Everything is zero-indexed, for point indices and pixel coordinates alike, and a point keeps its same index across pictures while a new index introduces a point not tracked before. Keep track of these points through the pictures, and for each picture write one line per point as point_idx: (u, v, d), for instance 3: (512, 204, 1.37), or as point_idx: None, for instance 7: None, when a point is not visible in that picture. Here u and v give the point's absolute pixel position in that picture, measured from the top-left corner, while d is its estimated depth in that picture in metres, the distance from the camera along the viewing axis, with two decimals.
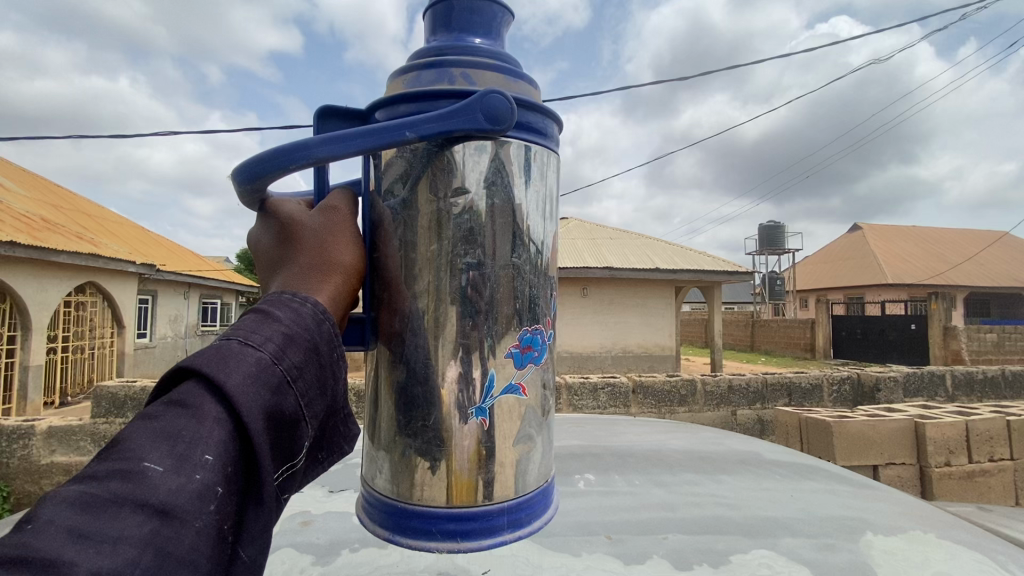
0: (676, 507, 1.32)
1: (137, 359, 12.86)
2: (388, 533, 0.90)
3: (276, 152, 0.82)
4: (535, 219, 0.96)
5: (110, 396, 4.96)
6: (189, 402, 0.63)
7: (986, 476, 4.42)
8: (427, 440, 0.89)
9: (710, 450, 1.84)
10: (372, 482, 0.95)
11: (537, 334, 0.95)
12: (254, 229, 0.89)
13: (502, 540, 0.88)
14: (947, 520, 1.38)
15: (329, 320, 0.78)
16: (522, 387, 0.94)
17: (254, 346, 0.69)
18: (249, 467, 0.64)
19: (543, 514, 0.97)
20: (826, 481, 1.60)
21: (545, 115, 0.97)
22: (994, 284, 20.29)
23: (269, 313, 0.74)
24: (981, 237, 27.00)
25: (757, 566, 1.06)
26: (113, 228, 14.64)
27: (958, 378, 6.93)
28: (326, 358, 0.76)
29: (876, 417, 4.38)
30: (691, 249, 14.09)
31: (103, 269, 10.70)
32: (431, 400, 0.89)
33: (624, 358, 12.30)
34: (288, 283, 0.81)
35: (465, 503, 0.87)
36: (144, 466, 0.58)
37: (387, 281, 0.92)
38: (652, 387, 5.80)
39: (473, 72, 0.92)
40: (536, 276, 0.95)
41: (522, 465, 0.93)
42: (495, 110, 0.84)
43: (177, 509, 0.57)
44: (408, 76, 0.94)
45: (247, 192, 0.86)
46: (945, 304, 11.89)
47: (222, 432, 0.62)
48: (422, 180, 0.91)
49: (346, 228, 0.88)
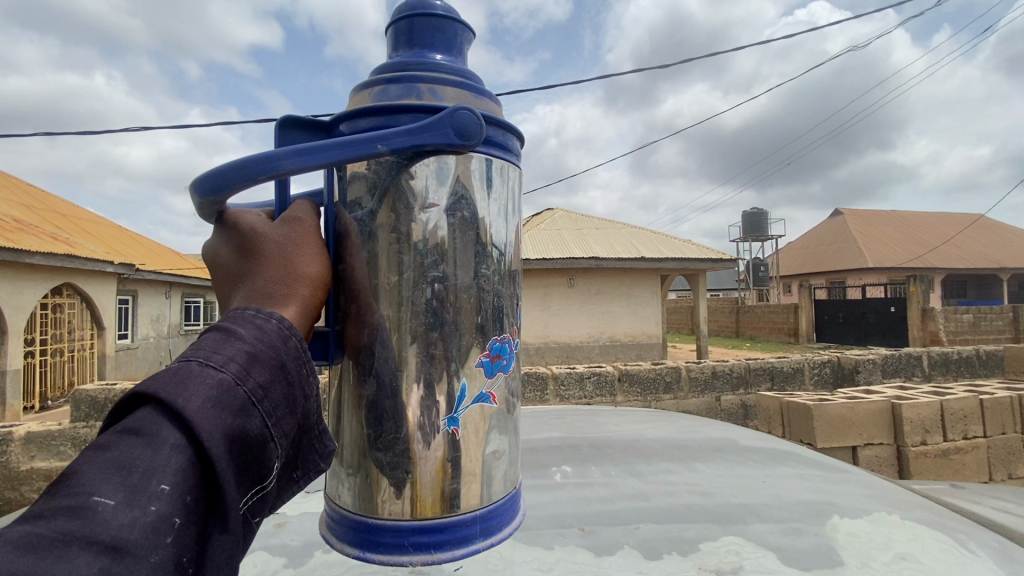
0: (650, 496, 1.34)
1: (119, 361, 12.63)
2: (356, 550, 0.89)
3: (239, 165, 0.80)
4: (499, 234, 0.96)
5: (89, 399, 4.85)
6: (145, 430, 0.62)
7: (961, 454, 4.55)
8: (397, 454, 0.88)
9: (686, 439, 1.86)
10: (337, 499, 0.94)
11: (505, 343, 0.96)
12: (211, 240, 0.86)
13: (475, 549, 0.89)
14: (913, 501, 1.41)
15: (296, 337, 0.77)
16: (492, 396, 0.94)
17: (216, 367, 0.68)
18: (212, 493, 0.63)
19: (512, 521, 0.98)
20: (798, 466, 1.63)
21: (509, 131, 0.97)
22: (969, 267, 20.76)
23: (232, 331, 0.73)
24: (957, 220, 27.59)
25: (725, 553, 1.08)
26: (89, 227, 14.29)
27: (934, 359, 7.11)
28: (294, 375, 0.75)
29: (854, 399, 4.48)
30: (675, 239, 14.19)
31: (79, 270, 10.45)
32: (398, 415, 0.89)
33: (611, 347, 12.38)
34: (251, 300, 0.79)
35: (435, 515, 0.87)
36: (93, 500, 0.57)
37: (353, 293, 0.90)
38: (638, 374, 5.86)
39: (440, 88, 0.91)
40: (501, 287, 0.96)
41: (490, 471, 0.94)
42: (464, 126, 0.84)
43: (129, 545, 0.55)
44: (373, 90, 0.92)
45: (206, 204, 0.83)
46: (923, 286, 12.17)
47: (181, 460, 0.61)
48: (390, 193, 0.90)
49: (310, 239, 0.87)
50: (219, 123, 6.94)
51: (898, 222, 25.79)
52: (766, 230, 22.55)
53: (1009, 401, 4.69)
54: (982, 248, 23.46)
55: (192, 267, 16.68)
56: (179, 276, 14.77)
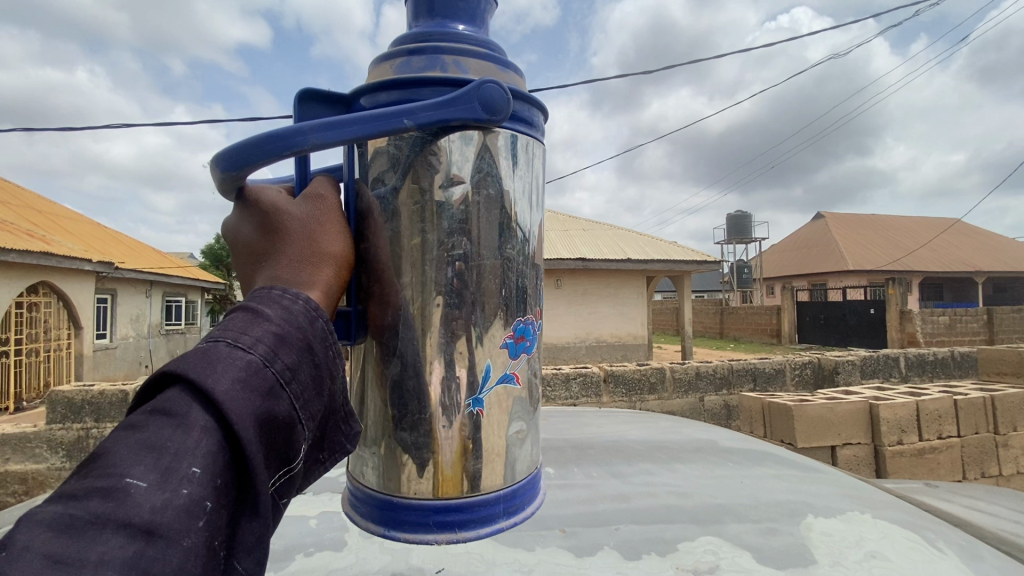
0: (630, 497, 1.36)
1: (97, 361, 12.36)
2: (380, 528, 0.90)
3: (262, 139, 0.78)
4: (525, 214, 0.96)
5: (66, 400, 4.72)
6: (175, 411, 0.61)
7: (935, 453, 4.66)
8: (419, 434, 0.88)
9: (667, 440, 1.88)
10: (361, 477, 0.94)
11: (528, 325, 0.96)
12: (231, 218, 0.85)
13: (499, 527, 0.89)
14: (885, 500, 1.46)
15: (321, 317, 0.76)
16: (515, 377, 0.94)
17: (244, 348, 0.67)
18: (242, 476, 0.62)
19: (532, 503, 0.98)
20: (776, 466, 1.66)
21: (533, 105, 0.97)
22: (946, 271, 21.27)
23: (258, 311, 0.72)
24: (934, 224, 28.32)
25: (702, 553, 1.10)
26: (66, 224, 13.94)
27: (911, 360, 7.28)
28: (321, 357, 0.74)
29: (834, 399, 4.57)
30: (660, 240, 14.31)
31: (55, 268, 10.22)
32: (421, 395, 0.89)
33: (597, 348, 12.45)
34: (277, 278, 0.78)
35: (456, 495, 0.87)
36: (126, 482, 0.56)
37: (376, 272, 0.90)
38: (623, 376, 5.90)
39: (464, 59, 0.90)
40: (525, 266, 0.95)
41: (511, 454, 0.93)
42: (491, 100, 0.84)
43: (163, 527, 0.55)
44: (396, 61, 0.91)
45: (227, 179, 0.81)
46: (902, 288, 12.45)
47: (211, 442, 0.60)
48: (414, 169, 0.90)
49: (332, 216, 0.85)
50: (204, 120, 6.89)
51: (878, 226, 26.33)
52: (751, 233, 22.87)
53: (982, 401, 4.83)
54: (958, 251, 24.07)
55: (174, 266, 16.40)
56: (160, 276, 14.50)
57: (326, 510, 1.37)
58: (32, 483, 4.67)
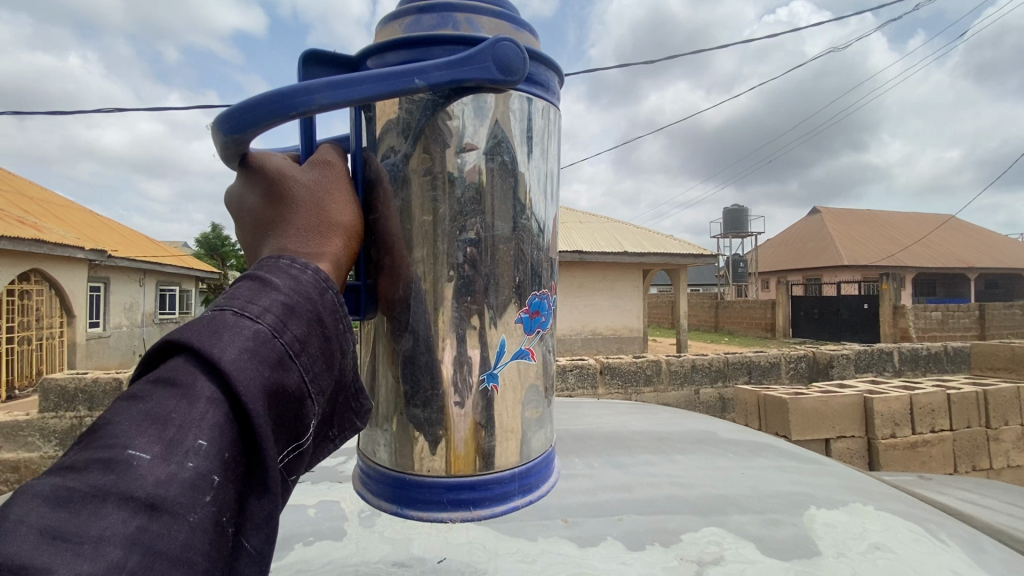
0: (632, 487, 1.35)
1: (91, 350, 12.28)
2: (392, 506, 0.88)
3: (265, 101, 0.74)
4: (540, 188, 0.95)
5: (59, 388, 4.67)
6: (179, 381, 0.59)
7: (927, 446, 4.71)
8: (432, 411, 0.87)
9: (667, 431, 1.88)
10: (372, 455, 0.93)
11: (544, 299, 0.95)
12: (235, 186, 0.82)
13: (515, 505, 0.88)
14: (884, 491, 1.46)
15: (332, 288, 0.74)
16: (531, 352, 0.93)
17: (252, 317, 0.65)
18: (250, 449, 0.60)
19: (547, 482, 0.97)
20: (776, 457, 1.66)
21: (548, 67, 0.94)
22: (939, 267, 21.41)
23: (266, 280, 0.70)
24: (928, 219, 28.46)
25: (706, 543, 1.10)
26: (57, 211, 13.76)
27: (905, 355, 7.33)
28: (331, 329, 0.72)
29: (829, 392, 4.59)
30: (657, 233, 14.30)
31: (47, 256, 10.11)
32: (433, 370, 0.87)
33: (593, 340, 12.48)
34: (285, 248, 0.76)
35: (471, 472, 0.86)
36: (129, 453, 0.54)
37: (387, 245, 0.88)
38: (619, 368, 5.90)
39: (477, 17, 0.87)
40: (539, 241, 0.93)
41: (527, 432, 0.92)
42: (506, 60, 0.79)
43: (167, 503, 0.53)
44: (405, 21, 0.89)
45: (229, 145, 0.78)
46: (896, 284, 12.53)
47: (218, 413, 0.58)
48: (425, 135, 0.87)
49: (340, 185, 0.83)
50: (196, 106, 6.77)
51: (873, 222, 26.40)
52: (747, 227, 22.91)
53: (975, 395, 4.87)
54: (952, 247, 24.20)
55: (167, 255, 16.25)
56: (154, 264, 14.39)
57: (325, 499, 1.36)
58: (24, 471, 4.65)
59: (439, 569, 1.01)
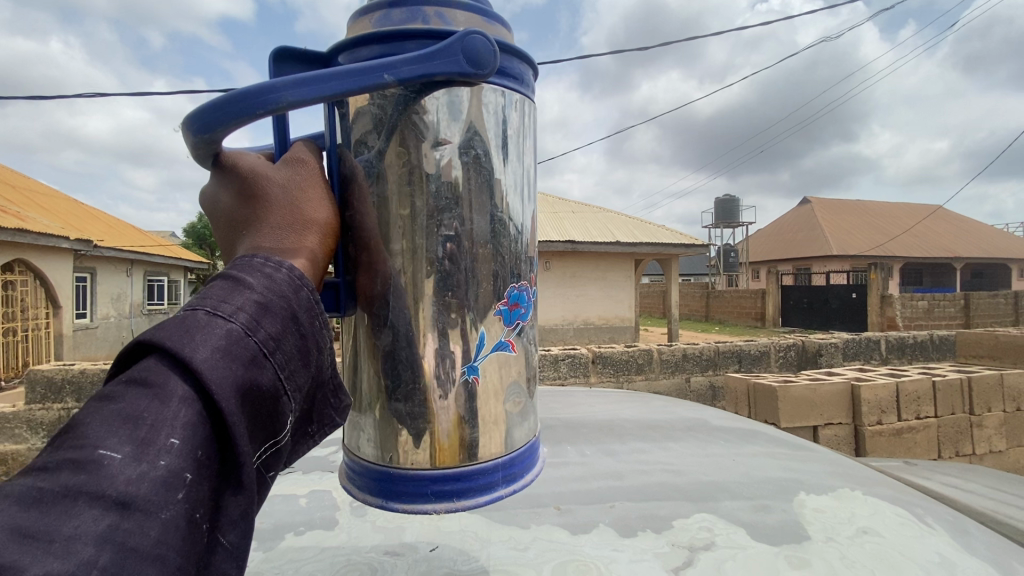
0: (623, 475, 1.36)
1: (78, 341, 12.14)
2: (377, 499, 0.87)
3: (234, 98, 0.73)
4: (516, 182, 0.93)
5: (45, 380, 4.61)
6: (151, 381, 0.58)
7: (913, 433, 4.79)
8: (414, 405, 0.86)
9: (658, 419, 1.89)
10: (356, 450, 0.91)
11: (522, 292, 0.94)
12: (208, 186, 0.80)
13: (499, 494, 0.87)
14: (872, 477, 1.48)
15: (307, 287, 0.72)
16: (511, 344, 0.92)
17: (224, 316, 0.63)
18: (224, 446, 0.59)
19: (532, 471, 0.97)
20: (767, 444, 1.68)
21: (523, 61, 0.92)
22: (927, 256, 21.68)
23: (239, 279, 0.68)
24: (916, 210, 28.77)
25: (697, 529, 1.11)
26: (40, 200, 13.50)
27: (891, 343, 7.44)
28: (307, 328, 0.71)
29: (817, 380, 4.65)
30: (649, 223, 14.33)
31: (31, 246, 9.94)
32: (414, 364, 0.86)
33: (585, 330, 12.53)
34: (259, 246, 0.74)
35: (455, 463, 0.85)
36: (100, 454, 0.53)
37: (364, 242, 0.86)
38: (611, 357, 5.93)
39: (448, 11, 0.85)
40: (516, 235, 0.92)
41: (510, 424, 0.92)
42: (476, 52, 0.77)
43: (139, 500, 0.52)
44: (375, 15, 0.86)
45: (201, 144, 0.76)
46: (884, 273, 12.69)
47: (191, 412, 0.57)
48: (399, 131, 0.85)
49: (315, 182, 0.81)
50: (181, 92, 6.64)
51: (861, 212, 26.62)
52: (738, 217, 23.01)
53: (959, 382, 4.96)
54: (939, 238, 24.49)
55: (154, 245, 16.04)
56: (142, 254, 14.21)
57: (316, 489, 1.35)
58: (12, 463, 4.60)
59: (432, 557, 1.01)
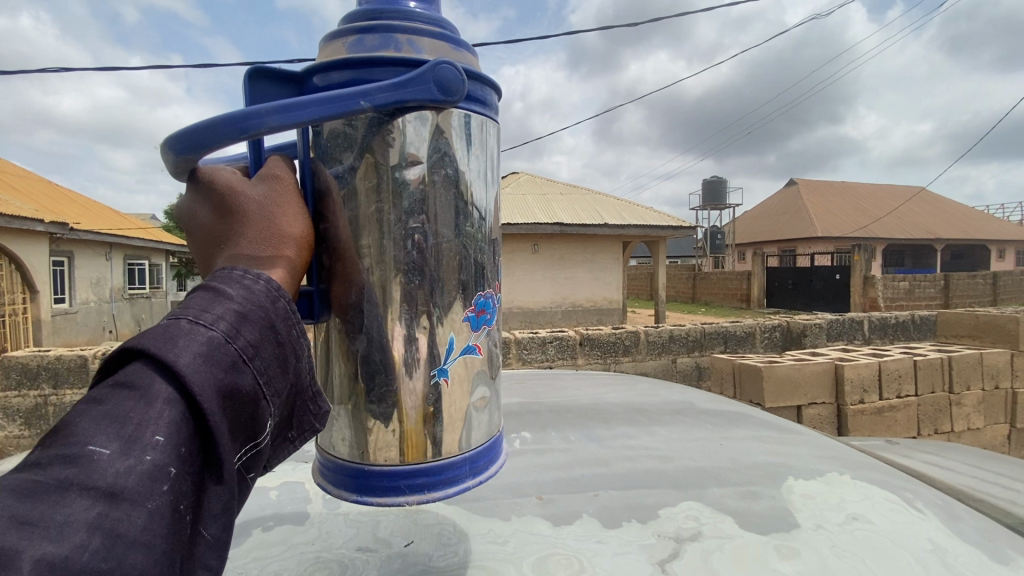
0: (609, 462, 1.32)
1: (57, 326, 11.87)
2: (351, 495, 0.82)
3: (216, 123, 0.69)
4: (480, 175, 0.86)
5: (20, 366, 4.48)
6: (136, 383, 0.55)
7: (893, 411, 4.87)
8: (383, 400, 0.81)
9: (645, 402, 1.86)
10: (329, 446, 0.85)
11: (489, 299, 0.88)
12: (183, 201, 0.73)
13: (465, 487, 0.82)
14: (859, 460, 1.46)
15: (285, 297, 0.67)
16: (477, 348, 0.86)
17: (205, 324, 0.59)
18: (209, 446, 0.55)
19: (495, 465, 0.90)
20: (753, 427, 1.65)
21: (488, 87, 0.86)
22: (909, 238, 21.99)
23: (218, 290, 0.63)
24: (899, 192, 29.09)
25: (684, 519, 1.07)
26: (12, 182, 13.06)
27: (874, 323, 7.53)
28: (285, 336, 0.65)
29: (801, 360, 4.68)
30: (637, 205, 14.29)
31: (5, 229, 9.64)
32: (385, 355, 0.80)
33: (573, 312, 12.53)
34: (238, 257, 0.69)
35: (420, 459, 0.79)
36: (89, 449, 0.51)
37: (336, 250, 0.80)
38: (598, 339, 5.91)
39: (418, 38, 0.78)
40: (483, 245, 0.86)
41: (472, 417, 0.85)
42: (447, 81, 0.73)
43: (127, 491, 0.49)
44: (345, 40, 0.78)
45: (181, 164, 0.72)
46: (867, 255, 12.83)
47: (175, 412, 0.54)
48: (371, 150, 0.78)
49: (291, 197, 0.75)
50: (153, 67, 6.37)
51: (846, 194, 26.82)
52: (726, 199, 23.06)
53: (939, 361, 5.04)
54: (921, 219, 24.81)
55: (133, 227, 15.64)
56: (120, 238, 13.86)
57: (288, 481, 1.29)
58: None
59: (404, 553, 0.96)
